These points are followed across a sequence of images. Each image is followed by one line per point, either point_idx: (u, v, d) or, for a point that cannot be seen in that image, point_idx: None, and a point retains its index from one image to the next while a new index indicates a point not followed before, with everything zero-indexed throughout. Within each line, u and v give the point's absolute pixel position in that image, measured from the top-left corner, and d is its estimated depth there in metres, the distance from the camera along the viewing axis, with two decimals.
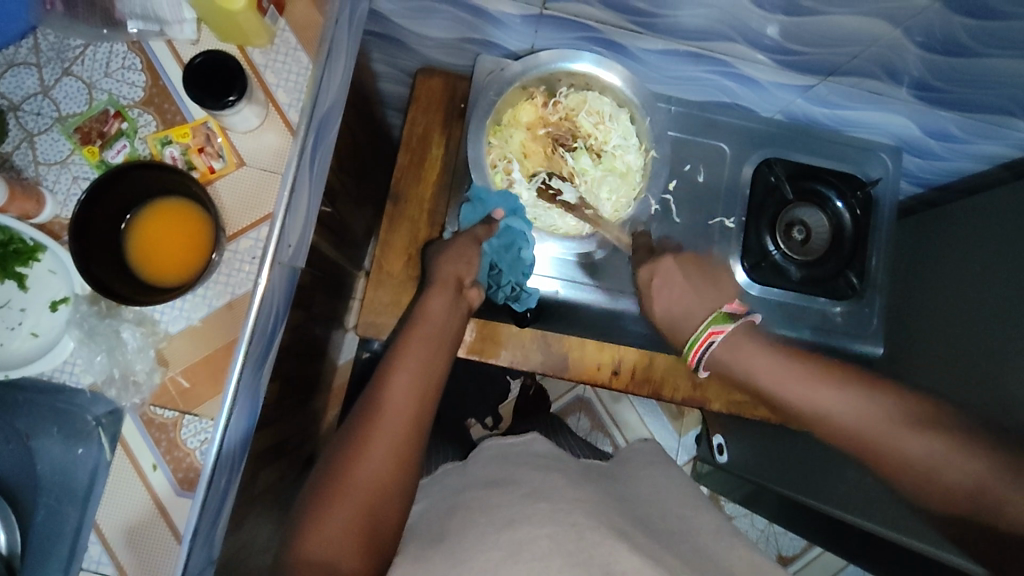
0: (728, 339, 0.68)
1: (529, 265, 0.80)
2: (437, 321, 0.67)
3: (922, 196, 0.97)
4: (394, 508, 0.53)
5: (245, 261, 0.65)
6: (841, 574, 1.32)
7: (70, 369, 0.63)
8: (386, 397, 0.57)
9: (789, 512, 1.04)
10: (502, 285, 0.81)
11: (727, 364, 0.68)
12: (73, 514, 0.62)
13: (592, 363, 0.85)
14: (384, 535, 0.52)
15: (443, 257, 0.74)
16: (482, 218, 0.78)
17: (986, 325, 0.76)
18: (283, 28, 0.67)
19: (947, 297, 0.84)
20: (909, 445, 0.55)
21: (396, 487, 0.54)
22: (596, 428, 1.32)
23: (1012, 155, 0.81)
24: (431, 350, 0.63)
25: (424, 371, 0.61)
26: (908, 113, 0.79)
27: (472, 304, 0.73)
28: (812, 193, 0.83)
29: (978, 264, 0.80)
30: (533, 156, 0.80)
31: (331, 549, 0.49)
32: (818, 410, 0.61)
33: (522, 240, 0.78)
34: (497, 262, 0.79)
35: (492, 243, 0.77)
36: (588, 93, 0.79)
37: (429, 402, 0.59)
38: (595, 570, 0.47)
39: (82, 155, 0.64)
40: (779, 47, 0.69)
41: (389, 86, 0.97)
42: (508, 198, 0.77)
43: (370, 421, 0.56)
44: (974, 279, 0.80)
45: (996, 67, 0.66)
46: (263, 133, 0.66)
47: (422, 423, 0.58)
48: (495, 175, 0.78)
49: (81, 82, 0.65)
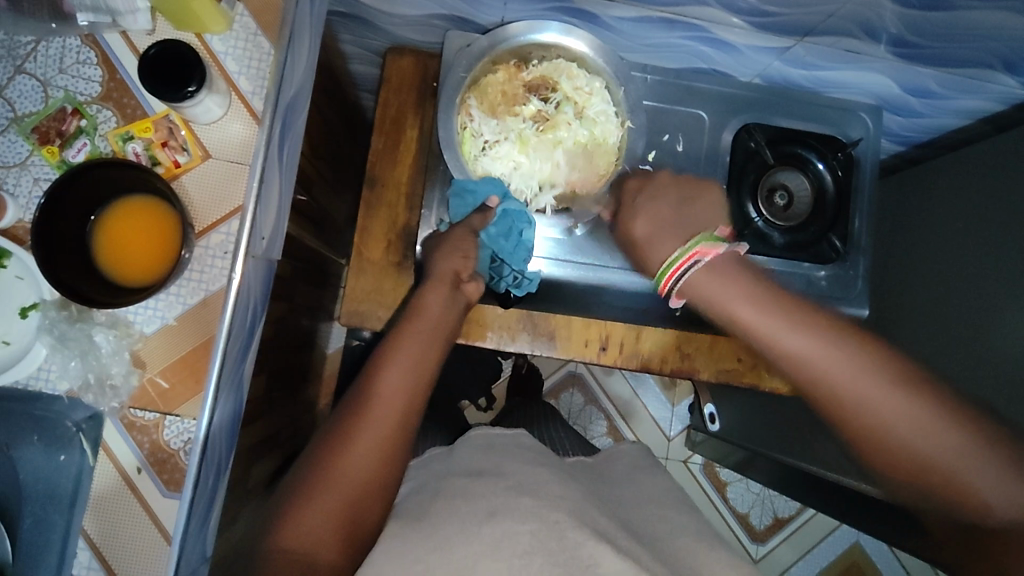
0: (715, 267, 0.61)
1: (531, 248, 0.78)
2: (432, 316, 0.65)
3: (905, 154, 0.95)
4: (377, 505, 0.53)
5: (217, 256, 0.63)
6: (835, 533, 1.34)
7: (45, 376, 0.62)
8: (377, 393, 0.56)
9: (781, 475, 1.05)
10: (504, 275, 0.80)
11: (702, 290, 0.61)
12: (60, 521, 0.61)
13: (580, 341, 0.84)
14: (363, 531, 0.52)
15: (437, 253, 0.72)
16: (474, 209, 0.76)
17: (982, 297, 0.74)
18: (241, 13, 0.65)
19: (939, 264, 0.82)
20: (883, 404, 0.51)
21: (378, 484, 0.53)
22: (590, 403, 1.32)
23: (993, 110, 0.80)
24: (425, 345, 0.62)
25: (417, 367, 0.59)
26: (886, 71, 0.77)
27: (471, 298, 0.72)
28: (793, 157, 0.82)
29: (972, 238, 0.78)
30: (511, 114, 0.78)
31: (310, 542, 0.49)
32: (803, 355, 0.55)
33: (520, 222, 0.77)
34: (498, 253, 0.77)
35: (489, 232, 0.76)
36: (560, 60, 0.76)
37: (420, 398, 0.58)
38: (576, 567, 0.48)
39: (41, 156, 0.62)
40: (754, 9, 0.67)
41: (361, 68, 0.95)
42: (493, 182, 0.76)
43: (359, 416, 0.55)
44: (969, 247, 0.78)
45: (974, 20, 0.65)
46: (226, 124, 0.65)
47: (411, 418, 0.57)
48: (461, 133, 0.76)
49: (36, 80, 0.63)
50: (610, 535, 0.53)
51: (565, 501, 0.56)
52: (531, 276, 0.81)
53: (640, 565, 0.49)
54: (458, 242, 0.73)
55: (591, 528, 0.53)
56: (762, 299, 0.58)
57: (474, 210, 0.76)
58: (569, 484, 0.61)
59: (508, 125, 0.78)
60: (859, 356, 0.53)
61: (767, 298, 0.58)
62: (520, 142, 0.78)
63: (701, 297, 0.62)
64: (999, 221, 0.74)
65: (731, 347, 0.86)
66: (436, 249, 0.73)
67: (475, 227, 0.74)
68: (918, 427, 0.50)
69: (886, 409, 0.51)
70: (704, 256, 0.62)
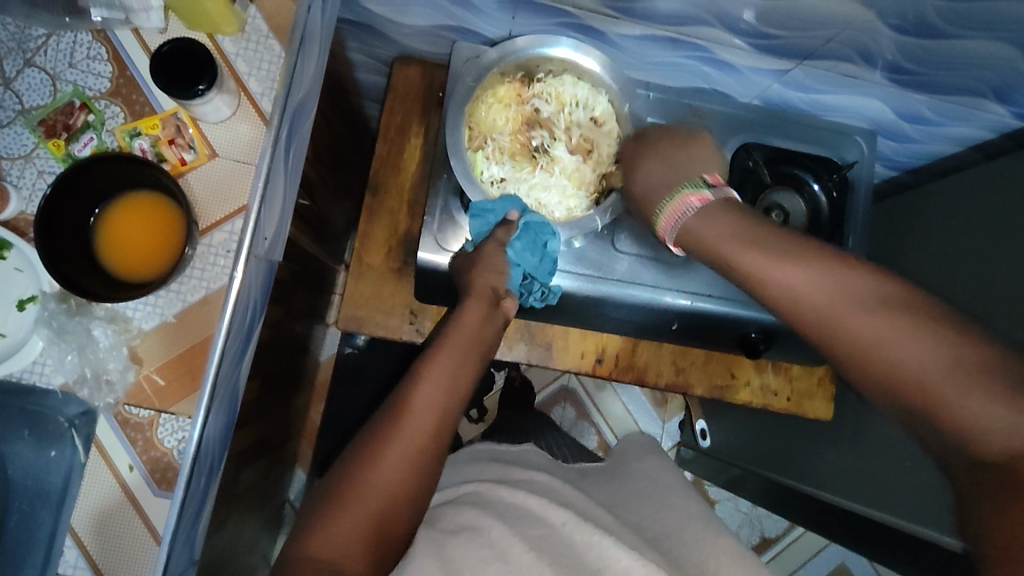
0: (705, 210, 0.63)
1: (557, 260, 0.75)
2: (470, 330, 0.65)
3: (898, 178, 0.98)
4: (406, 515, 0.53)
5: (219, 254, 0.63)
6: (823, 553, 1.35)
7: (40, 369, 0.61)
8: (411, 405, 0.56)
9: (770, 496, 1.07)
10: (532, 290, 0.78)
11: (696, 233, 0.62)
12: (48, 519, 0.60)
13: (577, 353, 0.91)
14: (391, 545, 0.51)
15: (473, 268, 0.72)
16: (495, 227, 0.74)
17: (995, 322, 0.71)
18: (253, 16, 0.66)
19: (953, 295, 0.80)
20: (878, 330, 0.49)
21: (409, 496, 0.53)
22: (582, 418, 1.33)
23: (984, 137, 0.83)
24: (460, 361, 0.62)
25: (450, 381, 0.59)
26: (882, 96, 0.80)
27: (508, 315, 0.72)
28: (790, 178, 0.84)
29: (967, 264, 0.79)
30: (515, 142, 0.78)
31: (339, 549, 0.49)
32: (790, 288, 0.55)
33: (543, 234, 0.74)
34: (530, 272, 0.75)
35: (515, 247, 0.72)
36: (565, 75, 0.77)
37: (451, 417, 0.58)
38: None
39: (47, 149, 0.62)
40: (755, 31, 0.69)
41: (366, 76, 0.96)
42: (510, 199, 0.74)
43: (392, 427, 0.55)
44: (964, 276, 0.79)
45: (967, 49, 0.67)
46: (234, 124, 0.65)
47: (441, 434, 0.56)
48: (471, 150, 0.76)
49: (45, 74, 0.63)
50: None
51: None
52: (556, 288, 0.80)
53: None
54: (487, 258, 0.72)
55: None
56: (754, 235, 0.59)
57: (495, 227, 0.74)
58: None
59: (505, 151, 0.77)
60: (862, 286, 0.52)
61: (789, 248, 0.56)
62: (512, 164, 0.77)
63: (696, 241, 0.62)
64: (996, 250, 0.75)
65: (725, 364, 0.92)
66: (473, 265, 0.73)
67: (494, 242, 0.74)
68: (900, 343, 0.48)
69: (882, 333, 0.49)
70: (697, 201, 0.64)
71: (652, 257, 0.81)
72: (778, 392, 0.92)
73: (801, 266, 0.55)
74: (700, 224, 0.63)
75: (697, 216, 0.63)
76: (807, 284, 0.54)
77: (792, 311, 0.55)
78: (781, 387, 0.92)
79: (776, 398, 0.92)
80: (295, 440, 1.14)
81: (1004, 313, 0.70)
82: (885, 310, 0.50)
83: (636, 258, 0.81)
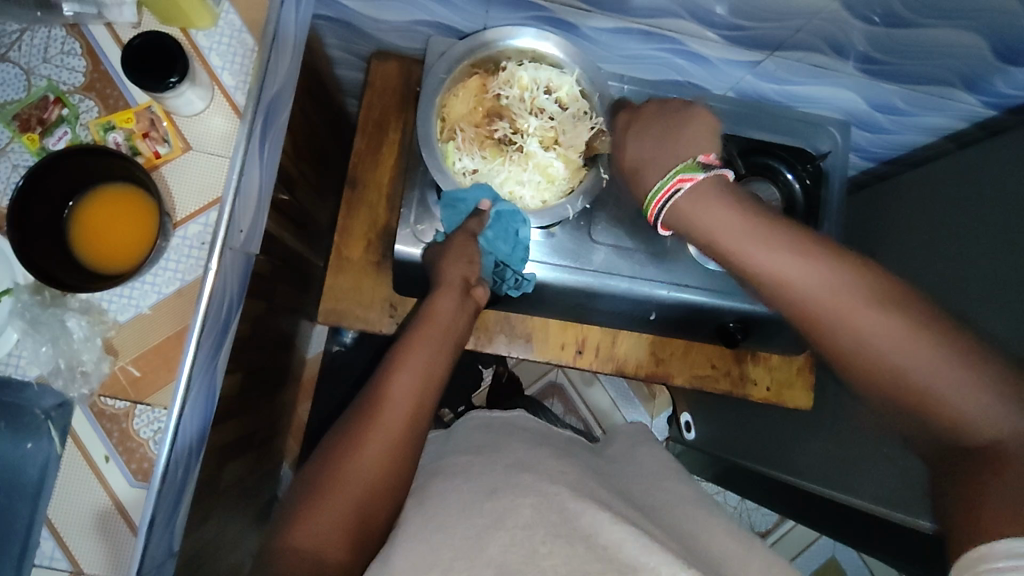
0: (698, 189, 0.58)
1: (528, 247, 0.79)
2: (442, 321, 0.66)
3: (876, 169, 0.99)
4: (384, 505, 0.53)
5: (193, 247, 0.64)
6: (813, 546, 1.35)
7: (15, 362, 0.62)
8: (387, 396, 0.57)
9: (751, 487, 1.08)
10: (505, 278, 0.81)
11: (692, 219, 0.58)
12: (24, 511, 0.61)
13: (557, 344, 0.90)
14: (370, 533, 0.52)
15: (445, 260, 0.74)
16: (467, 216, 0.76)
17: (972, 307, 0.72)
18: (227, 11, 0.67)
19: (934, 280, 0.79)
20: (874, 322, 0.49)
21: (386, 487, 0.53)
22: (569, 412, 1.33)
23: (956, 127, 0.84)
24: (434, 351, 0.62)
25: (425, 370, 0.60)
26: (854, 87, 0.80)
27: (479, 303, 0.73)
28: (765, 168, 0.85)
29: (937, 252, 0.80)
30: (482, 133, 0.77)
31: (319, 540, 0.49)
32: (787, 277, 0.52)
33: (514, 223, 0.76)
34: (502, 259, 0.79)
35: (486, 236, 0.76)
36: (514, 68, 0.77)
37: (426, 407, 0.58)
38: (579, 543, 0.50)
39: (21, 143, 0.63)
40: (727, 23, 0.70)
41: (346, 72, 0.96)
42: (483, 187, 0.75)
43: (369, 417, 0.55)
44: (934, 264, 0.80)
45: (935, 38, 0.68)
46: (208, 117, 0.66)
47: (416, 424, 0.57)
48: (443, 142, 0.76)
49: (19, 68, 0.64)
50: (606, 512, 0.55)
51: (559, 485, 0.58)
52: (529, 276, 0.81)
53: (631, 548, 0.51)
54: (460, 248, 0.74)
55: (587, 506, 0.55)
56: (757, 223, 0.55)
57: (467, 216, 0.77)
58: (565, 470, 0.62)
59: (474, 143, 0.77)
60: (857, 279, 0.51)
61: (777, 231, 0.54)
62: (484, 155, 0.77)
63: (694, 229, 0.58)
64: (966, 234, 0.76)
65: (705, 353, 0.92)
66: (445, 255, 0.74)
67: (473, 232, 0.75)
68: (896, 341, 0.48)
69: (877, 328, 0.49)
70: (685, 184, 0.58)
71: (630, 249, 0.83)
72: (758, 381, 0.92)
73: (788, 250, 0.53)
74: (694, 207, 0.58)
75: (688, 197, 0.58)
76: (800, 271, 0.52)
77: (768, 295, 0.54)
78: (761, 376, 0.92)
79: (756, 388, 0.92)
80: (282, 437, 1.14)
81: (977, 299, 0.71)
82: (877, 306, 0.49)
83: (613, 248, 0.82)
